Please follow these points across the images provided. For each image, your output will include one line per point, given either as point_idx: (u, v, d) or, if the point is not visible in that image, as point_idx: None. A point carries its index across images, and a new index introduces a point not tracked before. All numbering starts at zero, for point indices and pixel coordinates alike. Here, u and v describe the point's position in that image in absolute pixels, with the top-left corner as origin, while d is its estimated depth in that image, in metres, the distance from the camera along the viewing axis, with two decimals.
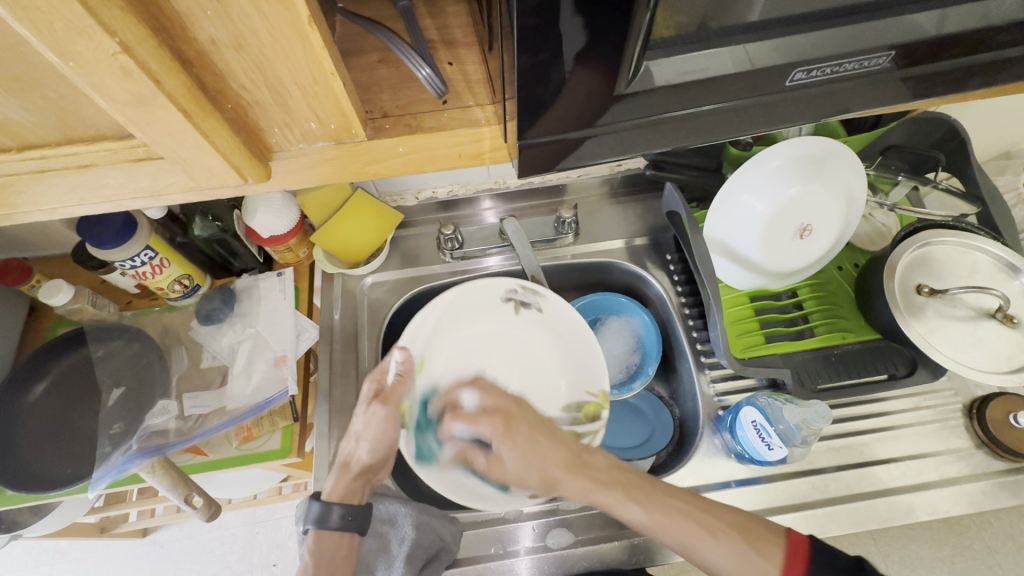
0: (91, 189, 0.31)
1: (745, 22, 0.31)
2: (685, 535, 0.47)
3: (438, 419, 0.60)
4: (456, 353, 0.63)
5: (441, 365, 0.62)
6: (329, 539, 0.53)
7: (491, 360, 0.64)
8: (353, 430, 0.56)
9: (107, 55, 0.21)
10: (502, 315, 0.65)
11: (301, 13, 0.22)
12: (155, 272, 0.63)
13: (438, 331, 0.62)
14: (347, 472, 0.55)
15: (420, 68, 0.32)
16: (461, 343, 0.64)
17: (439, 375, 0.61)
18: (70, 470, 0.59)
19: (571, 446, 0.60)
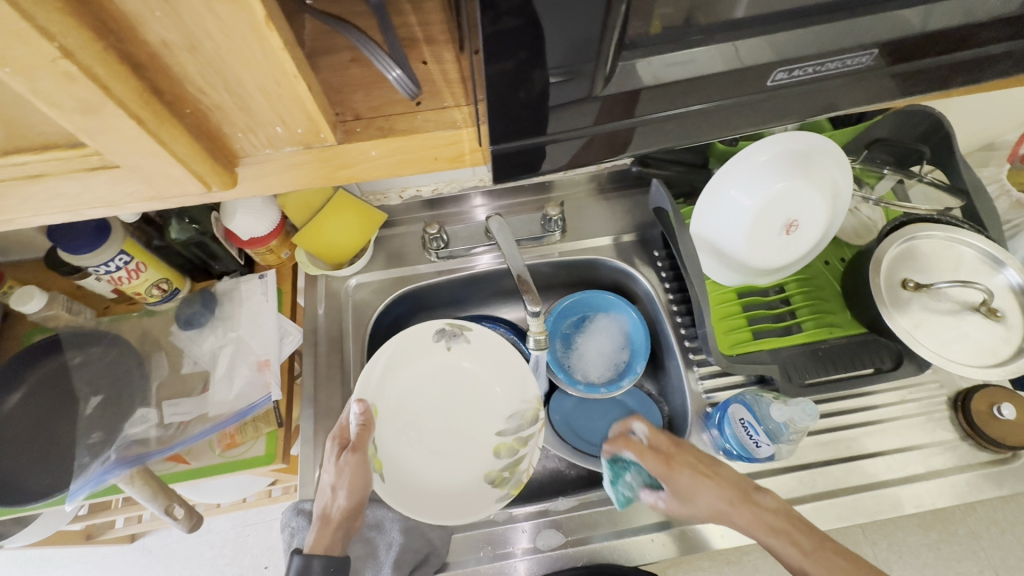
0: (46, 199, 0.29)
1: (727, 20, 0.31)
2: None
3: (396, 463, 0.61)
4: (402, 397, 0.65)
5: (393, 407, 0.63)
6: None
7: (434, 398, 0.66)
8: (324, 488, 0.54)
9: (47, 60, 0.20)
10: (434, 352, 0.67)
11: (258, 14, 0.21)
12: (132, 277, 0.61)
13: (385, 380, 0.63)
14: (327, 529, 0.53)
15: (390, 69, 0.31)
16: (407, 388, 0.65)
17: (392, 422, 0.63)
18: (47, 481, 0.57)
19: (517, 448, 0.62)
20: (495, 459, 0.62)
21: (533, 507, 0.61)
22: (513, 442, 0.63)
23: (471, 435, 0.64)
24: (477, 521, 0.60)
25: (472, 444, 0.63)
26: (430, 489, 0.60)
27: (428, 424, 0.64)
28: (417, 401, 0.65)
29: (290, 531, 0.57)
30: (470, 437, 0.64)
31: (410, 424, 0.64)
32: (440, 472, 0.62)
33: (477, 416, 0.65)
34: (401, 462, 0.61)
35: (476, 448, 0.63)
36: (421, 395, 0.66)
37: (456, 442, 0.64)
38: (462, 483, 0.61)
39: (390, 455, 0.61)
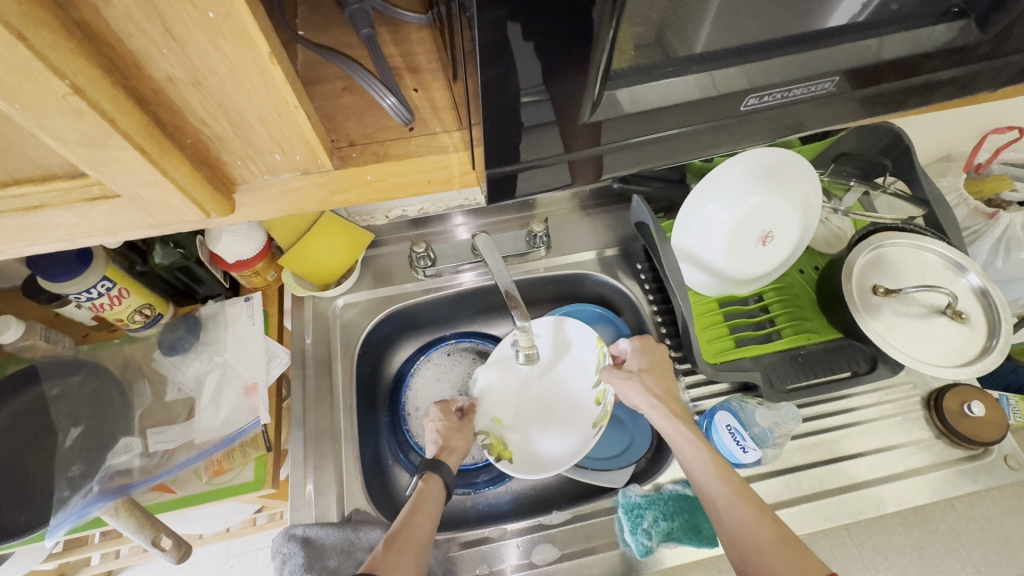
0: (42, 230, 0.29)
1: (692, 52, 0.33)
2: (749, 543, 0.46)
3: (523, 445, 0.67)
4: (510, 401, 0.70)
5: (510, 415, 0.69)
6: (435, 484, 0.56)
7: (525, 390, 0.70)
8: (433, 434, 0.62)
9: (57, 98, 0.21)
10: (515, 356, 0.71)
11: (262, 51, 0.22)
12: (114, 303, 0.60)
13: (495, 397, 0.69)
14: (452, 455, 0.61)
15: (385, 97, 0.33)
16: (510, 394, 0.70)
17: (513, 425, 0.68)
18: (23, 518, 0.55)
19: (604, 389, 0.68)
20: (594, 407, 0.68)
21: (527, 522, 0.61)
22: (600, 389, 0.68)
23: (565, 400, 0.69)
24: (472, 538, 0.61)
25: (568, 403, 0.69)
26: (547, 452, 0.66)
27: (526, 411, 0.69)
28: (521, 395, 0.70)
29: (282, 558, 0.55)
30: (566, 398, 0.69)
31: (517, 414, 0.69)
32: (547, 438, 0.67)
33: (564, 379, 0.70)
34: (521, 445, 0.67)
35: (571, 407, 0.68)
36: (518, 394, 0.70)
37: (556, 411, 0.69)
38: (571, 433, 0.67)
39: (515, 445, 0.67)
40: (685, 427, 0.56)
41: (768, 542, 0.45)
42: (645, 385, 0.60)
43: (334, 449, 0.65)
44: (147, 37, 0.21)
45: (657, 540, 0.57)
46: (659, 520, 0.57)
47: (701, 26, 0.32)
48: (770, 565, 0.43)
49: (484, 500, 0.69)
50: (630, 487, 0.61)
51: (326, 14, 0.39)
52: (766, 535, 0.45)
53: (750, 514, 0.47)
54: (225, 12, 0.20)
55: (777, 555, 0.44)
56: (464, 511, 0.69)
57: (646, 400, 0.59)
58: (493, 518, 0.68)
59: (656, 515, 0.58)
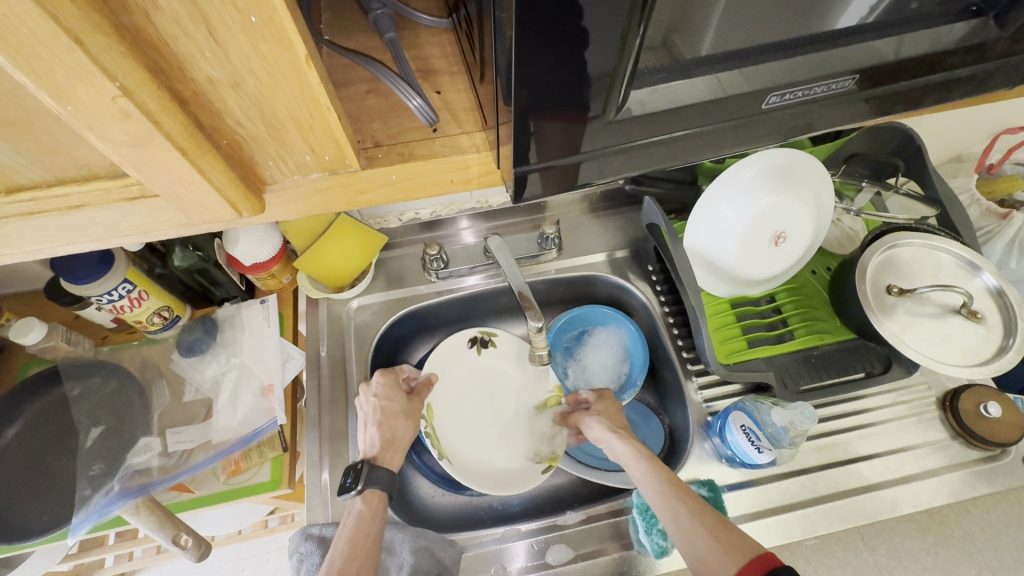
0: (82, 228, 0.30)
1: (697, 55, 0.33)
2: (689, 535, 0.46)
3: (460, 447, 0.68)
4: (455, 397, 0.71)
5: (450, 410, 0.70)
6: (378, 502, 0.54)
7: (473, 403, 0.71)
8: (375, 415, 0.61)
9: (107, 99, 0.21)
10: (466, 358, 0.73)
11: (299, 53, 0.23)
12: (134, 305, 0.61)
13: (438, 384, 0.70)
14: (394, 451, 0.60)
15: (411, 98, 0.34)
16: (455, 392, 0.71)
17: (450, 419, 0.69)
18: (46, 516, 0.56)
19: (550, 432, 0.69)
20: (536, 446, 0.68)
21: (540, 522, 0.61)
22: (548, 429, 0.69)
23: (511, 421, 0.70)
24: (486, 538, 0.61)
25: (511, 437, 0.69)
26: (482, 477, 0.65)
27: (472, 425, 0.70)
28: (463, 404, 0.71)
29: (299, 557, 0.55)
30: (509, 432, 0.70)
31: (457, 428, 0.69)
32: (483, 452, 0.68)
33: (509, 416, 0.71)
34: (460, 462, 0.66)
35: (514, 433, 0.69)
36: (465, 400, 0.71)
37: (502, 430, 0.70)
38: (511, 467, 0.67)
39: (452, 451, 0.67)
40: (636, 446, 0.57)
41: (708, 527, 0.45)
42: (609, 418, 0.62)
43: (349, 450, 0.66)
44: (192, 40, 0.22)
45: (672, 542, 0.57)
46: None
47: (706, 33, 0.32)
48: (707, 547, 0.44)
49: (497, 501, 0.70)
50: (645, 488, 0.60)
51: (349, 19, 0.40)
52: (704, 524, 0.46)
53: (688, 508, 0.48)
54: (267, 16, 0.21)
55: (711, 539, 0.44)
56: (477, 511, 0.69)
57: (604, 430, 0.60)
58: (506, 518, 0.69)
59: None
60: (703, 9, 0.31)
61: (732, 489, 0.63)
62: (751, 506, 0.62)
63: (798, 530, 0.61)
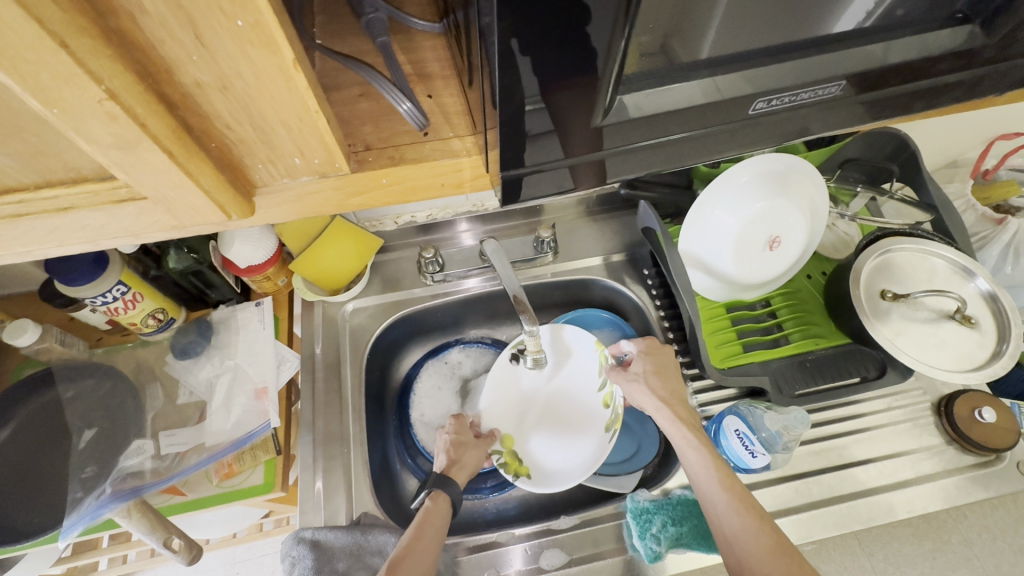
0: (70, 231, 0.30)
1: (696, 58, 0.33)
2: (747, 552, 0.46)
3: (538, 456, 0.65)
4: (520, 414, 0.68)
5: (519, 430, 0.67)
6: (443, 505, 0.55)
7: (533, 408, 0.68)
8: (444, 445, 0.61)
9: (93, 102, 0.21)
10: (516, 373, 0.69)
11: (286, 57, 0.23)
12: (128, 307, 0.61)
13: (501, 408, 0.68)
14: (462, 470, 0.59)
15: (401, 102, 0.34)
16: (518, 408, 0.68)
17: (522, 439, 0.66)
18: (37, 519, 0.56)
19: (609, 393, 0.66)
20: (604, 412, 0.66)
21: (534, 526, 0.61)
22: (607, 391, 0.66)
23: (572, 404, 0.67)
24: (480, 542, 0.61)
25: (575, 410, 0.67)
26: (565, 462, 0.64)
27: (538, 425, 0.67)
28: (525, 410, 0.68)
29: (292, 561, 0.55)
30: (574, 404, 0.67)
31: (529, 435, 0.67)
32: (562, 446, 0.65)
33: (565, 394, 0.68)
34: (537, 459, 0.65)
35: (582, 412, 0.67)
36: (525, 409, 0.68)
37: (566, 417, 0.67)
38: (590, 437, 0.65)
39: (532, 459, 0.65)
40: (688, 432, 0.55)
41: (769, 546, 0.46)
42: (651, 387, 0.59)
43: (343, 453, 0.66)
44: (179, 43, 0.22)
45: (666, 547, 0.56)
46: (668, 526, 0.57)
47: (706, 37, 0.32)
48: (766, 572, 0.44)
49: (492, 505, 0.69)
50: (638, 492, 0.60)
51: (342, 23, 0.40)
52: (765, 543, 0.46)
53: (746, 524, 0.48)
54: (254, 21, 0.21)
55: (770, 566, 0.44)
56: (471, 515, 0.69)
57: (650, 400, 0.58)
58: (500, 523, 0.69)
59: (665, 520, 0.58)
60: (700, 13, 0.31)
61: None
62: None
63: (793, 536, 0.61)
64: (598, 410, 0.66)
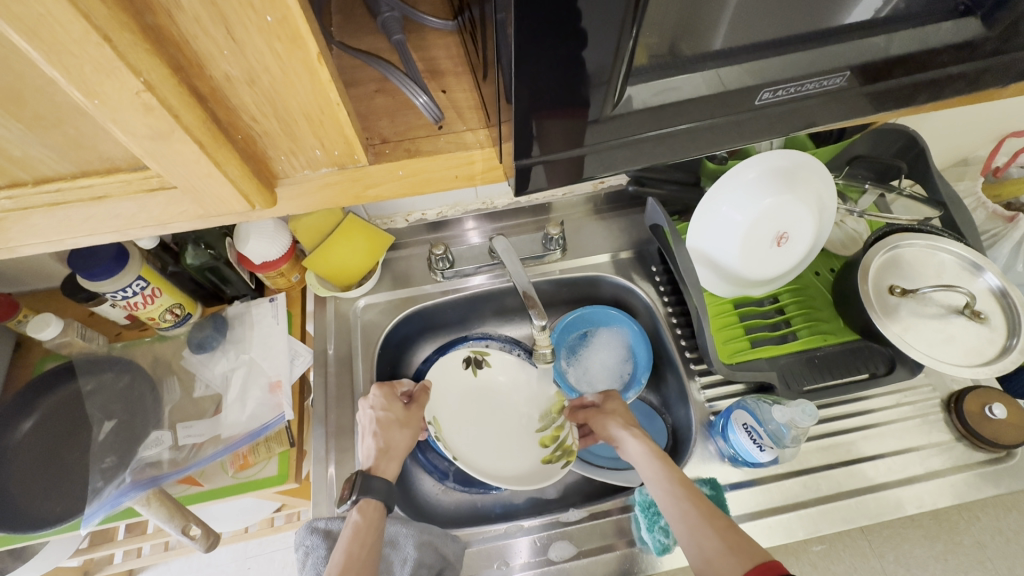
0: (103, 219, 0.32)
1: (708, 49, 0.34)
2: (697, 537, 0.47)
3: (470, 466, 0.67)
4: (457, 420, 0.71)
5: (454, 430, 0.70)
6: (373, 511, 0.55)
7: (475, 419, 0.71)
8: (371, 426, 0.62)
9: (131, 94, 0.23)
10: (462, 377, 0.73)
11: (311, 51, 0.24)
12: (147, 302, 0.63)
13: (440, 396, 0.71)
14: (390, 459, 0.61)
15: (418, 95, 0.35)
16: (457, 411, 0.71)
17: (455, 436, 0.69)
18: (60, 507, 0.57)
19: (558, 433, 0.70)
20: (542, 449, 0.69)
21: (543, 519, 0.62)
22: (552, 431, 0.70)
23: (513, 430, 0.71)
24: (489, 534, 0.61)
25: (517, 440, 0.70)
26: (490, 470, 0.67)
27: (474, 441, 0.70)
28: (466, 420, 0.71)
29: (305, 550, 0.56)
30: (519, 434, 0.71)
31: (464, 442, 0.69)
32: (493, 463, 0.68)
33: (509, 422, 0.72)
34: (472, 462, 0.67)
35: (520, 442, 0.70)
36: (466, 418, 0.71)
37: (505, 441, 0.70)
38: (522, 470, 0.68)
39: (465, 459, 0.68)
40: (650, 444, 0.59)
41: (720, 528, 0.46)
42: (620, 419, 0.64)
43: (354, 446, 0.67)
44: (211, 38, 0.23)
45: (673, 540, 0.57)
46: None
47: (717, 31, 0.33)
48: (717, 548, 0.45)
49: (501, 498, 0.70)
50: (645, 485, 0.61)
51: (359, 21, 0.41)
52: (716, 526, 0.47)
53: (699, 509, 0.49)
54: (281, 16, 0.22)
55: (720, 543, 0.45)
56: (480, 508, 0.70)
57: (616, 430, 0.62)
58: (508, 515, 0.69)
59: None
60: (712, 10, 0.32)
61: (733, 489, 0.63)
62: (753, 505, 0.62)
63: (800, 530, 0.61)
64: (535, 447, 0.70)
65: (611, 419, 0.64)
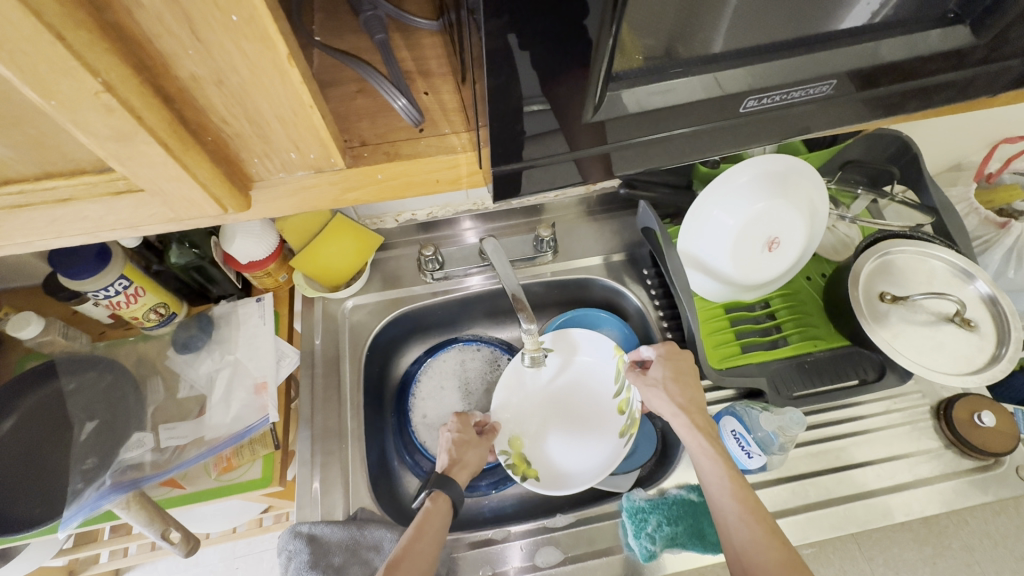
0: (70, 222, 0.31)
1: (711, 51, 0.33)
2: (752, 560, 0.46)
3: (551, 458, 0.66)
4: (530, 415, 0.69)
5: (531, 433, 0.68)
6: (443, 505, 0.55)
7: (546, 405, 0.69)
8: (448, 444, 0.61)
9: (90, 95, 0.22)
10: (527, 374, 0.69)
11: (281, 52, 0.23)
12: (130, 301, 0.62)
13: (511, 415, 0.68)
14: (464, 471, 0.59)
15: (396, 98, 0.34)
16: (528, 409, 0.69)
17: (534, 444, 0.67)
18: (37, 510, 0.56)
19: (627, 399, 0.66)
20: (617, 417, 0.66)
21: (530, 524, 0.61)
22: (624, 397, 0.66)
23: (586, 403, 0.68)
24: (476, 539, 0.61)
25: (596, 412, 0.68)
26: (573, 467, 0.65)
27: (552, 427, 0.68)
28: (541, 410, 0.69)
29: (288, 555, 0.56)
30: (594, 404, 0.68)
31: (543, 437, 0.67)
32: (576, 446, 0.66)
33: (581, 396, 0.69)
34: (554, 466, 0.65)
35: (599, 414, 0.67)
36: (537, 408, 0.69)
37: (583, 420, 0.68)
38: (607, 445, 0.65)
39: (548, 456, 0.66)
40: (704, 438, 0.55)
41: (780, 555, 0.45)
42: (669, 393, 0.58)
43: (341, 449, 0.66)
44: (174, 37, 0.22)
45: (659, 547, 0.57)
46: (662, 525, 0.58)
47: (718, 31, 0.32)
48: None
49: (488, 503, 0.70)
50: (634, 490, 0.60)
51: (342, 20, 0.40)
52: (773, 556, 0.45)
53: (759, 533, 0.47)
54: (248, 16, 0.21)
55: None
56: (468, 513, 0.69)
57: (667, 407, 0.58)
58: (496, 519, 0.69)
59: (659, 520, 0.58)
60: (712, 11, 0.31)
61: None
62: None
63: (788, 537, 0.60)
64: (614, 416, 0.67)
65: (661, 392, 0.59)
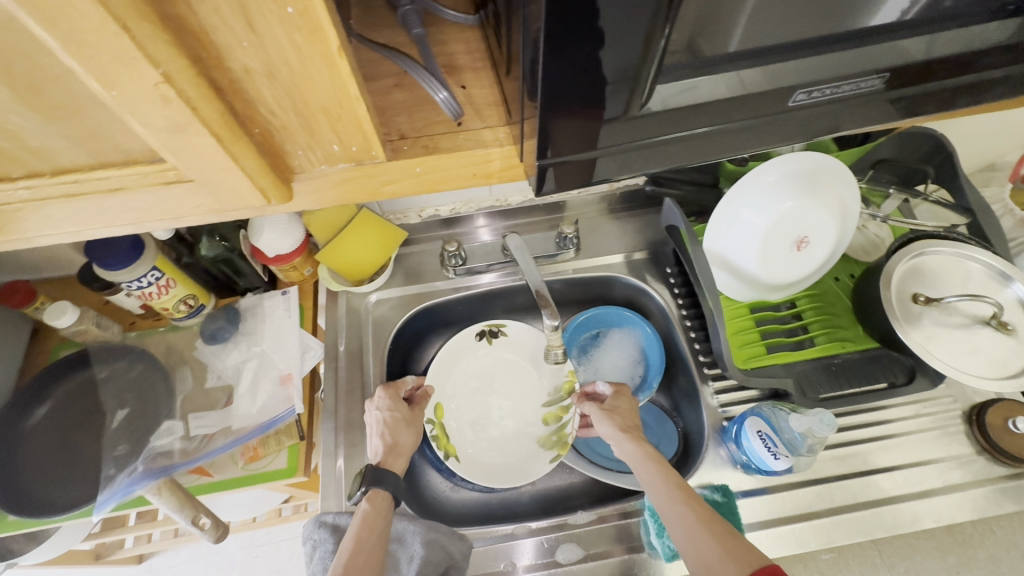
0: (119, 211, 0.32)
1: (723, 52, 0.32)
2: (695, 541, 0.44)
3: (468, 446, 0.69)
4: (469, 394, 0.72)
5: (456, 406, 0.71)
6: (382, 501, 0.54)
7: (486, 390, 0.73)
8: (378, 427, 0.61)
9: (149, 86, 0.22)
10: (475, 350, 0.74)
11: (332, 43, 0.24)
12: (162, 292, 0.63)
13: (442, 382, 0.71)
14: (398, 456, 0.60)
15: (438, 92, 0.34)
16: (464, 383, 0.73)
17: (457, 417, 0.71)
18: (72, 493, 0.58)
19: (562, 415, 0.70)
20: (543, 427, 0.70)
21: (550, 521, 0.61)
22: (557, 411, 0.70)
23: (518, 407, 0.72)
24: (495, 534, 0.61)
25: (524, 417, 0.71)
26: (488, 460, 0.69)
27: (482, 414, 0.72)
28: (476, 392, 0.73)
29: (313, 544, 0.56)
30: (524, 412, 0.72)
31: (466, 417, 0.71)
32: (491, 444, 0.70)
33: (518, 399, 0.72)
34: (473, 452, 0.69)
35: (524, 424, 0.71)
36: (475, 388, 0.73)
37: (512, 418, 0.71)
38: (514, 458, 0.69)
39: (463, 442, 0.69)
40: (647, 447, 0.55)
41: (720, 529, 0.43)
42: (616, 418, 0.60)
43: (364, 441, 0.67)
44: (230, 29, 0.22)
45: None
46: None
47: (733, 32, 0.32)
48: (713, 555, 0.41)
49: (507, 498, 0.70)
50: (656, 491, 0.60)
51: (379, 15, 0.40)
52: (713, 532, 0.43)
53: (701, 514, 0.45)
54: (303, 7, 0.22)
55: (718, 548, 0.42)
56: (488, 507, 0.69)
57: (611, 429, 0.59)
58: (516, 514, 0.69)
59: None
60: (730, 11, 0.30)
61: (744, 496, 0.62)
62: (765, 513, 0.61)
63: (813, 541, 0.60)
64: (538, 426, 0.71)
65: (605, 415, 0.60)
